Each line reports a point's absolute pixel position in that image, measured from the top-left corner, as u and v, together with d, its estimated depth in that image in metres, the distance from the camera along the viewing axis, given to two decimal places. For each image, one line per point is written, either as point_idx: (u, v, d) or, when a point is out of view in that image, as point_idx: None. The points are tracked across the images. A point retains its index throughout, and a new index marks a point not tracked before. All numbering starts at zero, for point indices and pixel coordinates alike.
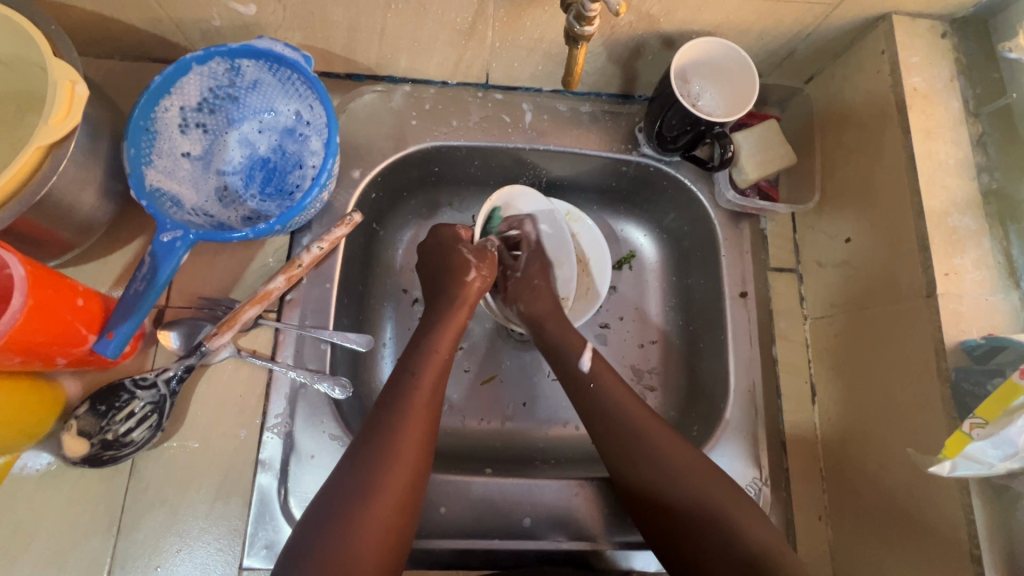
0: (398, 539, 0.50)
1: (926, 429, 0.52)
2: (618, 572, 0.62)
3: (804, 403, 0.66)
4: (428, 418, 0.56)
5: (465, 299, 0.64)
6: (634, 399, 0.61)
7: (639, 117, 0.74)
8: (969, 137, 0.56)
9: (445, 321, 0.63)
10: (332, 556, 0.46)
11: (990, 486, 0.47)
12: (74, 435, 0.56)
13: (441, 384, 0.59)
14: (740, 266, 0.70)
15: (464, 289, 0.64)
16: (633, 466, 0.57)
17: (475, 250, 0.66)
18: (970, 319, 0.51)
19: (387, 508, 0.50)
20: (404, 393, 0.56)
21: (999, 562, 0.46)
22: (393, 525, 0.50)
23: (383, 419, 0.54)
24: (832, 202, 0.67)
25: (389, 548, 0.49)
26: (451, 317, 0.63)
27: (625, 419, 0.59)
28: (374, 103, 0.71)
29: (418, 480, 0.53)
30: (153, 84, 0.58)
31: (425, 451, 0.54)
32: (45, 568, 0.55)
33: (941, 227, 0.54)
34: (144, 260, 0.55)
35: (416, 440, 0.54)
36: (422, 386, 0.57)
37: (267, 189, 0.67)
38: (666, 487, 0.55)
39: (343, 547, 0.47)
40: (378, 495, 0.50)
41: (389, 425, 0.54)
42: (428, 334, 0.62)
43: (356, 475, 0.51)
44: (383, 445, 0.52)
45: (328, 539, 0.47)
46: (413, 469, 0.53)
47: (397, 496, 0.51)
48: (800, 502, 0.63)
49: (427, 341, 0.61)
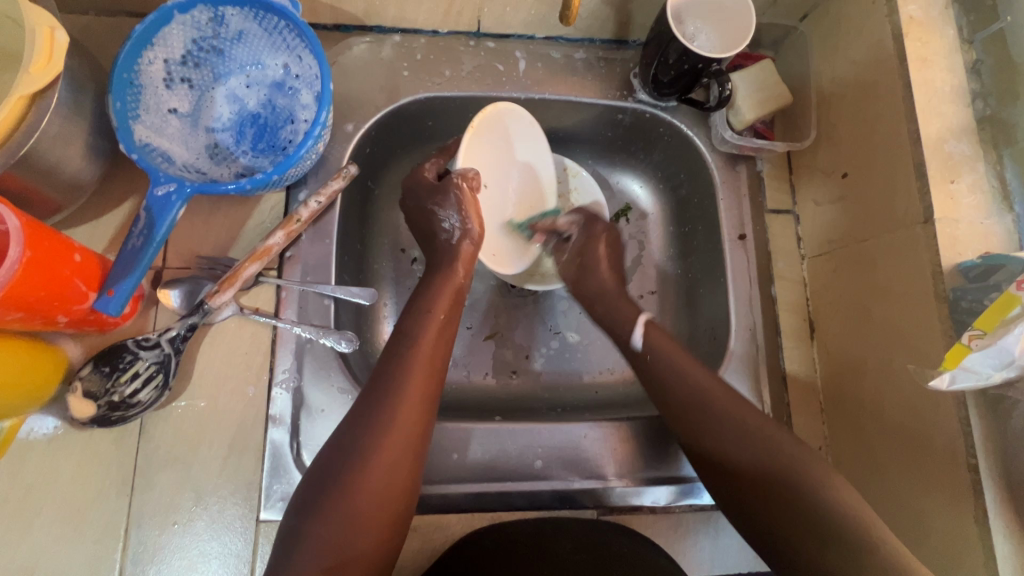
0: (403, 491, 0.50)
1: (925, 349, 0.53)
2: (628, 509, 0.63)
3: (802, 339, 0.68)
4: (427, 372, 0.55)
5: (460, 257, 0.63)
6: (667, 341, 0.62)
7: (633, 63, 0.74)
8: (964, 64, 0.56)
9: (441, 285, 0.62)
10: (334, 511, 0.47)
11: (987, 398, 0.49)
12: (79, 397, 0.55)
13: (442, 347, 0.58)
14: (738, 209, 0.71)
15: (451, 250, 0.63)
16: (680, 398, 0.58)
17: (449, 204, 0.62)
18: (966, 242, 0.52)
19: (382, 464, 0.49)
20: (403, 352, 0.56)
21: (994, 470, 0.48)
22: (398, 479, 0.50)
23: (382, 379, 0.54)
24: (829, 140, 0.67)
25: (392, 502, 0.49)
26: (448, 281, 0.62)
27: (675, 371, 0.59)
28: (364, 55, 0.70)
29: (418, 435, 0.52)
30: (135, 32, 0.56)
31: (426, 408, 0.54)
32: (60, 529, 0.55)
33: (937, 152, 0.54)
34: (139, 215, 0.53)
35: (414, 397, 0.53)
36: (420, 349, 0.57)
37: (258, 145, 0.65)
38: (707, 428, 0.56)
39: (346, 502, 0.47)
40: (380, 447, 0.50)
41: (386, 388, 0.53)
42: (425, 299, 0.61)
43: (355, 433, 0.51)
44: (376, 405, 0.52)
45: (332, 495, 0.47)
46: (413, 426, 0.52)
47: (399, 451, 0.50)
48: (801, 434, 0.65)
49: (424, 304, 0.61)
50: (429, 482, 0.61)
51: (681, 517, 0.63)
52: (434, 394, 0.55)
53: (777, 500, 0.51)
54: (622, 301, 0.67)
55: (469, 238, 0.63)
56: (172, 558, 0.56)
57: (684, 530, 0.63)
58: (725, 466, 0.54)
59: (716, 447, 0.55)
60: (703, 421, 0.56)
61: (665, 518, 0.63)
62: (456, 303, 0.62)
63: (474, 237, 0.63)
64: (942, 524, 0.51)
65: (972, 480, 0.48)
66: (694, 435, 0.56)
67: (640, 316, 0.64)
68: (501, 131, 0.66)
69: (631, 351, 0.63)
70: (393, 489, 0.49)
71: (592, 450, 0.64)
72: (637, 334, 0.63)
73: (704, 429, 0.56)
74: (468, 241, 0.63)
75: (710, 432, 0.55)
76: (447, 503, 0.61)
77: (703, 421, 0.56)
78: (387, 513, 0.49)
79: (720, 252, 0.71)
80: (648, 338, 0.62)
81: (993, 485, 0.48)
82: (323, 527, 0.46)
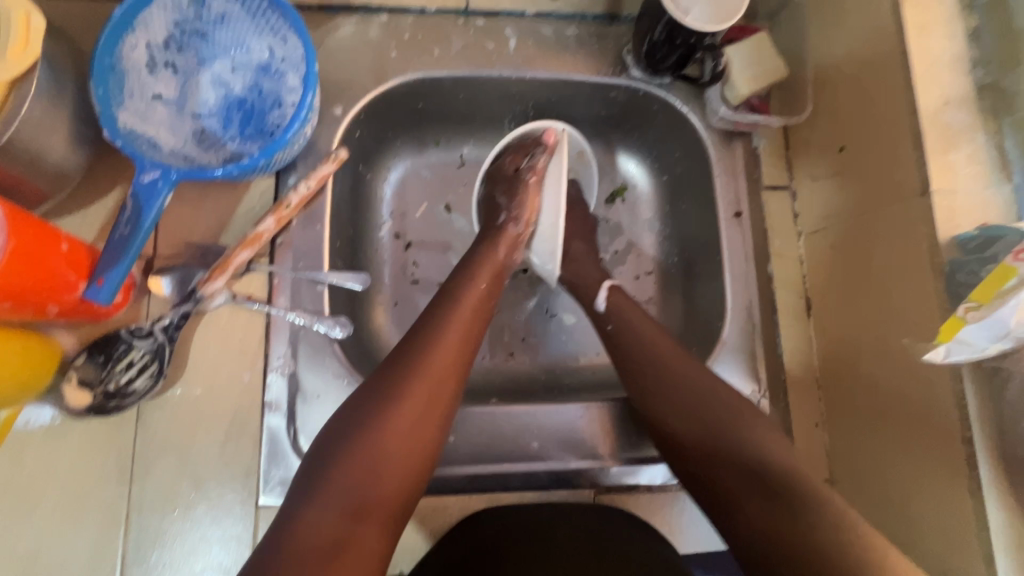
0: (429, 449, 0.50)
1: (922, 322, 0.53)
2: (624, 487, 0.63)
3: (799, 317, 0.68)
4: (464, 333, 0.56)
5: (502, 240, 0.64)
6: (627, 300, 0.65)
7: (626, 38, 0.72)
8: (964, 31, 0.54)
9: (485, 258, 0.62)
10: (357, 455, 0.47)
11: (983, 371, 0.48)
12: (75, 386, 0.56)
13: (481, 312, 0.58)
14: (734, 186, 0.70)
15: (498, 232, 0.64)
16: (635, 354, 0.60)
17: (507, 189, 0.66)
18: (964, 214, 0.52)
19: (409, 417, 0.49)
20: (443, 311, 0.56)
21: (990, 441, 0.48)
22: (421, 438, 0.50)
23: (416, 335, 0.54)
24: (826, 113, 0.66)
25: (416, 459, 0.49)
26: (491, 255, 0.63)
27: (633, 334, 0.61)
28: (351, 36, 0.68)
29: (450, 395, 0.52)
30: (115, 15, 0.55)
31: (457, 369, 0.54)
32: (61, 517, 0.56)
33: (936, 123, 0.53)
34: (126, 202, 0.53)
35: (448, 356, 0.53)
36: (459, 310, 0.57)
37: (246, 130, 0.64)
38: (657, 388, 0.58)
39: (369, 453, 0.47)
40: (407, 400, 0.50)
41: (419, 346, 0.53)
42: (469, 266, 0.61)
43: (382, 387, 0.51)
44: (405, 364, 0.52)
45: (353, 446, 0.47)
46: (443, 387, 0.52)
47: (425, 407, 0.50)
48: (798, 411, 0.65)
49: (466, 271, 0.61)
50: None
51: (677, 494, 0.64)
52: (467, 356, 0.55)
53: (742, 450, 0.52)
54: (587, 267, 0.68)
55: (517, 244, 0.65)
56: (174, 543, 0.57)
57: (681, 507, 0.64)
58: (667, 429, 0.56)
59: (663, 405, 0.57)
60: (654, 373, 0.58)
61: (662, 495, 0.64)
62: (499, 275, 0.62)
63: (519, 222, 0.65)
64: (937, 497, 0.51)
65: (967, 453, 0.48)
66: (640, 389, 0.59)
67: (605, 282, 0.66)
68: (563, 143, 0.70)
69: (597, 312, 0.65)
70: (419, 446, 0.49)
71: (588, 432, 0.64)
72: (600, 297, 0.65)
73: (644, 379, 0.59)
74: (513, 224, 0.65)
75: (662, 395, 0.57)
76: (444, 485, 0.62)
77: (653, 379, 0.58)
78: (409, 469, 0.48)
79: (716, 231, 0.71)
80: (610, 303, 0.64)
81: (987, 456, 0.48)
82: (356, 461, 0.47)
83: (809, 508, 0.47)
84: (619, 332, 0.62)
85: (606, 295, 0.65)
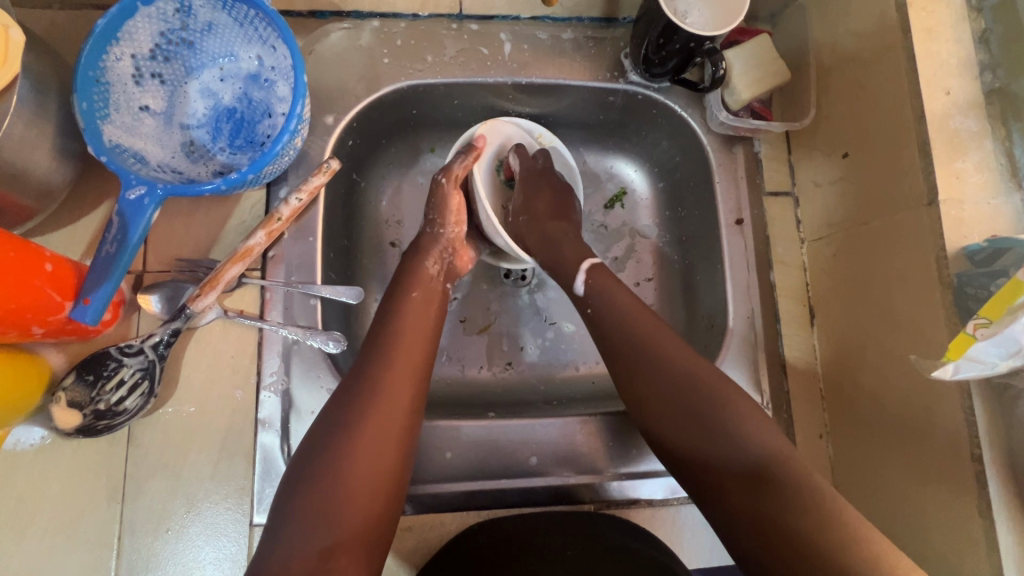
0: (399, 461, 0.50)
1: (928, 336, 0.51)
2: (624, 502, 0.62)
3: (803, 326, 0.66)
4: (419, 343, 0.56)
5: (428, 252, 0.64)
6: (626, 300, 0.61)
7: (624, 41, 0.71)
8: (971, 34, 0.53)
9: (416, 267, 0.62)
10: (326, 474, 0.46)
11: (992, 387, 0.47)
12: (64, 407, 0.54)
13: (431, 322, 0.59)
14: (735, 192, 0.68)
15: (425, 244, 0.65)
16: (616, 353, 0.58)
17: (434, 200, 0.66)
18: (972, 224, 0.50)
19: (377, 433, 0.49)
20: (392, 317, 0.57)
21: (999, 458, 0.47)
22: (388, 452, 0.49)
23: (372, 345, 0.55)
24: (829, 118, 0.64)
25: (387, 471, 0.48)
26: (419, 267, 0.62)
27: (619, 321, 0.59)
28: (342, 42, 0.67)
29: (412, 403, 0.52)
30: (97, 28, 0.53)
31: (416, 376, 0.54)
32: (53, 540, 0.55)
33: (942, 130, 0.51)
34: (112, 220, 0.52)
35: (404, 361, 0.54)
36: (406, 318, 0.57)
37: (236, 141, 0.63)
38: (642, 381, 0.55)
39: (341, 472, 0.46)
40: (371, 412, 0.50)
41: (377, 358, 0.54)
42: (399, 281, 0.61)
43: (347, 402, 0.50)
44: (366, 377, 0.52)
45: (324, 465, 0.47)
46: (405, 398, 0.52)
47: (391, 419, 0.50)
48: (801, 424, 0.64)
49: (401, 285, 0.61)
50: (423, 481, 0.60)
51: (679, 509, 0.63)
52: (423, 363, 0.55)
53: (729, 443, 0.50)
54: (568, 246, 0.66)
55: (448, 246, 0.65)
56: (167, 564, 0.56)
57: (682, 523, 0.62)
58: (658, 436, 0.54)
59: (653, 401, 0.54)
60: (641, 368, 0.56)
61: (663, 511, 0.62)
62: (432, 284, 0.61)
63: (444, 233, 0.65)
64: (944, 514, 0.50)
65: (976, 471, 0.47)
66: (630, 380, 0.56)
67: (584, 262, 0.64)
68: (501, 129, 0.70)
69: (575, 295, 0.63)
70: (384, 455, 0.49)
71: (586, 446, 0.63)
72: (579, 280, 0.63)
73: (638, 379, 0.56)
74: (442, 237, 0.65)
75: (653, 393, 0.54)
76: (441, 502, 0.60)
77: (647, 370, 0.55)
78: (381, 484, 0.48)
79: (716, 238, 0.69)
80: (591, 284, 0.62)
81: (997, 474, 0.47)
82: (325, 478, 0.46)
83: (808, 505, 0.45)
84: (607, 318, 0.60)
85: (589, 268, 0.63)
